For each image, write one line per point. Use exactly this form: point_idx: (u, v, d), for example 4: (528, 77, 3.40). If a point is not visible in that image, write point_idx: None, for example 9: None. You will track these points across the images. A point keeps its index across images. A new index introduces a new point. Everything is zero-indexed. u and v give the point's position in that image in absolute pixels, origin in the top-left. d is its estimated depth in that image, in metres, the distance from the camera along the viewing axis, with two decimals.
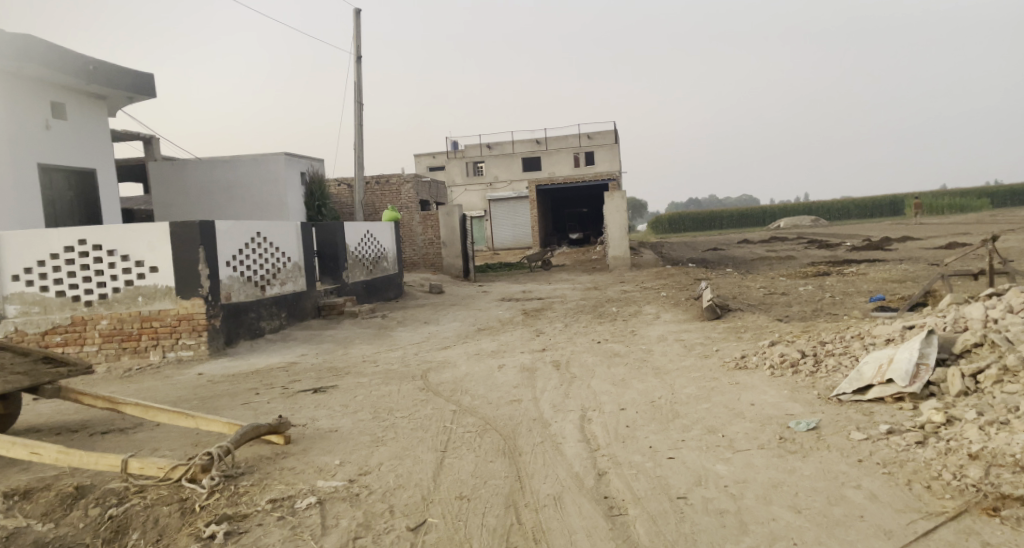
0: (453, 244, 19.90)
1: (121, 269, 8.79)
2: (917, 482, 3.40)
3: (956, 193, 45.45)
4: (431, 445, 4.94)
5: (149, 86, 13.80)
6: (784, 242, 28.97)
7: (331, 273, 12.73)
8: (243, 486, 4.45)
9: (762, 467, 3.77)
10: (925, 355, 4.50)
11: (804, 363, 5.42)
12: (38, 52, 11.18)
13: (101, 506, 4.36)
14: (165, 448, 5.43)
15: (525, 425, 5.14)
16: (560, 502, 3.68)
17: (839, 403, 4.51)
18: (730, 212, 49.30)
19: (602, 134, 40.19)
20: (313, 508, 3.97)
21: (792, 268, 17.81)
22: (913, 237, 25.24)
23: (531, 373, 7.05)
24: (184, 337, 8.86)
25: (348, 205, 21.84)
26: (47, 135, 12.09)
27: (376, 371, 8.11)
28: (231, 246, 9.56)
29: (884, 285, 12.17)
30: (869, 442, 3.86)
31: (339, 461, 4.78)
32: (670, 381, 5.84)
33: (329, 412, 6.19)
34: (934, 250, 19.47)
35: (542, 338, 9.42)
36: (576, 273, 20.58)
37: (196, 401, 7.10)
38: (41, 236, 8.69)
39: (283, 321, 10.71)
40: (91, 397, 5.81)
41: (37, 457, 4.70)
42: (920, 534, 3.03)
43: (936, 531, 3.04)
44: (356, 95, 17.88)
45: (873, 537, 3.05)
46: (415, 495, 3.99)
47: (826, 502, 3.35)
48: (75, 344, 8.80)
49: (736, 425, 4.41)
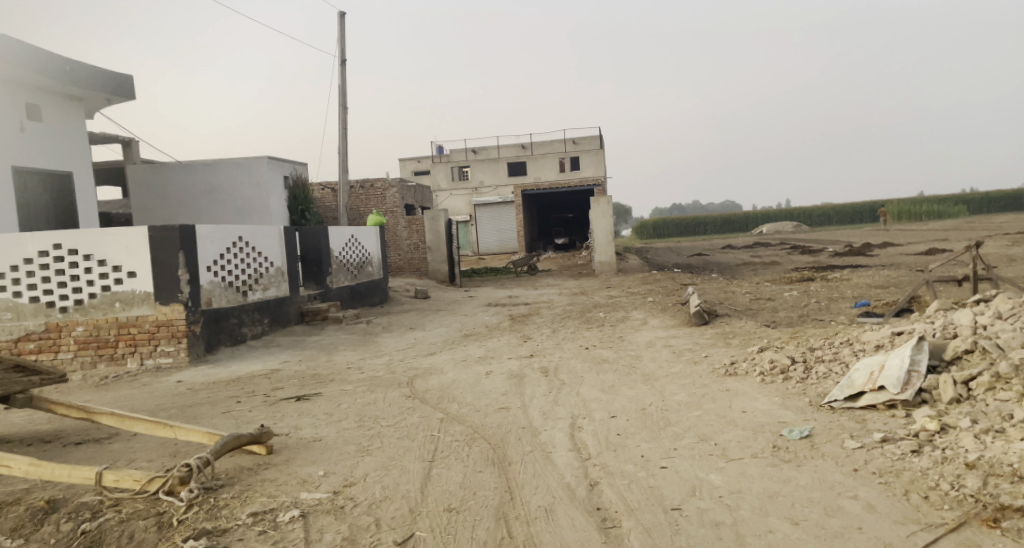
0: (440, 249, 19.91)
1: (98, 274, 8.62)
2: (915, 492, 3.36)
3: (935, 199, 45.98)
4: (418, 454, 4.84)
5: (127, 88, 13.59)
6: (768, 248, 29.17)
7: (314, 278, 12.58)
8: (223, 499, 4.33)
9: (756, 477, 3.71)
10: (917, 362, 4.46)
11: (794, 370, 5.38)
12: (14, 52, 11.00)
13: (74, 521, 4.21)
14: (142, 459, 5.30)
15: (514, 434, 5.06)
16: (552, 514, 3.61)
17: (831, 410, 4.47)
18: (714, 218, 49.61)
19: (587, 139, 40.21)
20: (297, 521, 3.86)
21: (777, 274, 17.88)
22: (894, 243, 25.46)
23: (519, 380, 6.96)
24: (163, 343, 8.69)
25: (333, 209, 21.69)
26: (22, 137, 11.85)
27: (361, 378, 7.99)
28: (213, 250, 9.41)
29: (868, 291, 12.21)
30: (863, 451, 3.81)
31: (324, 472, 4.67)
32: (660, 388, 5.78)
33: (314, 421, 6.07)
34: (915, 256, 19.61)
35: (529, 344, 9.34)
36: (562, 279, 20.51)
37: (175, 410, 6.94)
38: (15, 241, 8.50)
39: (266, 327, 10.56)
40: (65, 406, 5.67)
41: (8, 470, 4.55)
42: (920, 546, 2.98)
43: (937, 543, 2.99)
44: (341, 99, 17.77)
45: None
46: (401, 508, 3.90)
47: (823, 513, 3.29)
48: (50, 351, 8.61)
49: (728, 433, 4.36)
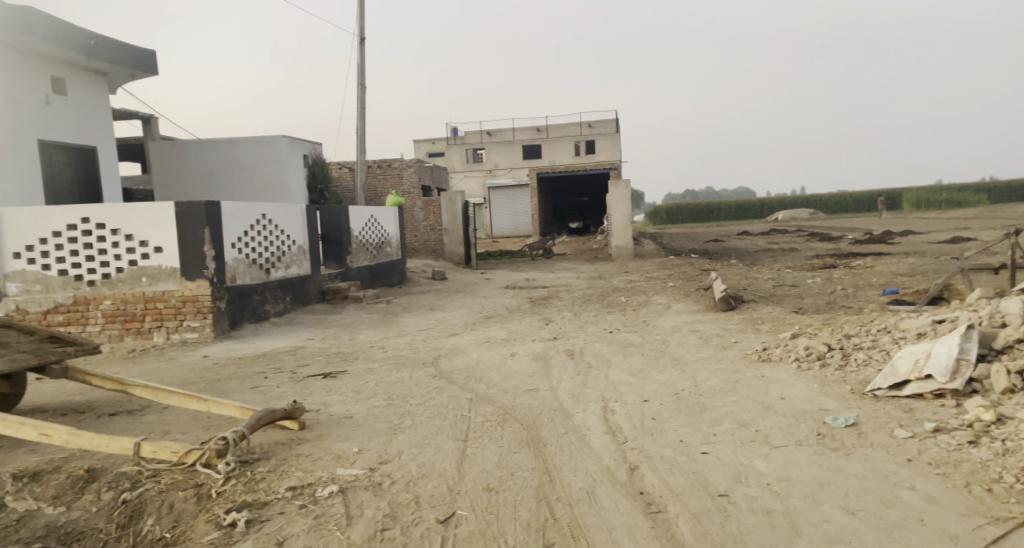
0: (456, 231, 19.75)
1: (125, 249, 8.65)
2: (976, 484, 3.31)
3: (955, 188, 45.41)
4: (450, 433, 4.84)
5: (151, 63, 13.59)
6: (787, 234, 28.98)
7: (334, 257, 12.59)
8: (259, 473, 4.36)
9: (804, 464, 3.68)
10: (965, 351, 4.39)
11: (832, 356, 5.32)
12: (40, 24, 10.98)
13: (114, 490, 4.28)
14: (175, 432, 5.34)
15: (546, 416, 5.03)
16: (594, 497, 3.59)
17: (874, 398, 4.42)
18: (729, 204, 49.32)
19: (603, 122, 39.95)
20: (336, 497, 3.87)
21: (798, 261, 17.73)
22: (915, 231, 25.12)
23: (545, 361, 6.95)
24: (189, 319, 8.74)
25: (349, 189, 21.66)
26: (47, 112, 11.89)
27: (384, 357, 7.99)
28: (237, 227, 9.43)
29: (894, 279, 12.07)
30: (915, 441, 3.77)
31: (358, 449, 4.68)
32: (691, 373, 5.73)
33: (342, 398, 6.08)
34: (938, 245, 19.36)
35: (551, 327, 9.30)
36: (579, 262, 20.43)
37: (203, 384, 6.99)
38: (44, 214, 8.53)
39: (288, 305, 10.59)
40: (99, 377, 5.70)
41: (47, 438, 4.59)
42: (989, 541, 2.94)
43: (1005, 537, 2.95)
44: (360, 78, 17.71)
45: (938, 543, 2.96)
46: (440, 486, 3.90)
47: (880, 504, 3.26)
48: (78, 323, 8.67)
49: (769, 420, 4.31)
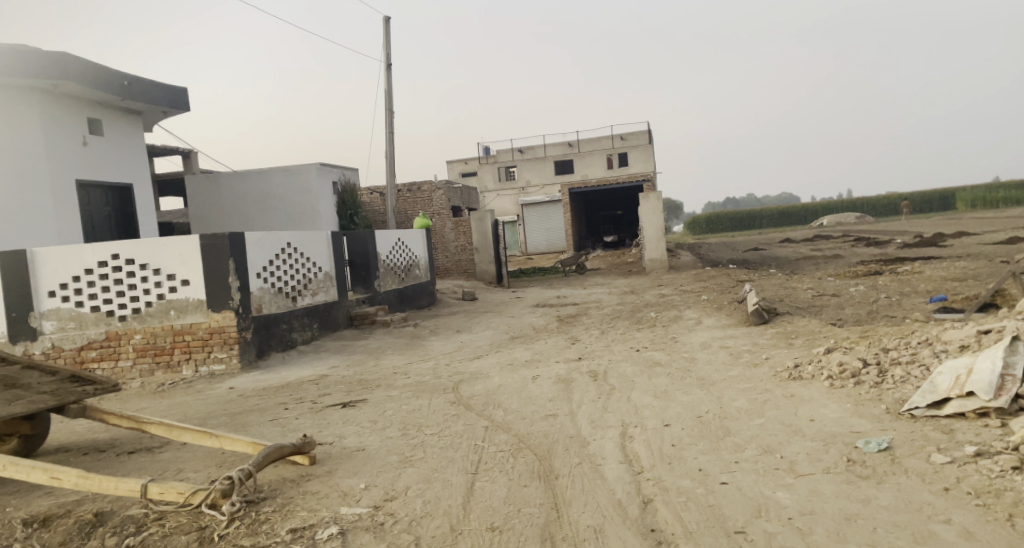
0: (486, 250, 19.56)
1: (153, 283, 8.67)
2: (1019, 517, 2.98)
3: (1008, 184, 43.84)
4: (461, 466, 4.62)
5: (183, 99, 13.81)
6: (832, 240, 28.19)
7: (362, 281, 12.51)
8: (265, 513, 4.21)
9: (830, 495, 3.38)
10: (1011, 364, 4.03)
11: (867, 374, 4.98)
12: (76, 69, 11.23)
13: (118, 535, 4.15)
14: (189, 469, 5.24)
15: (561, 444, 4.80)
16: (602, 535, 3.35)
17: (912, 419, 4.09)
18: (771, 211, 48.38)
19: (636, 134, 39.58)
20: (335, 539, 3.69)
21: (841, 268, 17.14)
22: (967, 233, 24.18)
23: (567, 384, 6.69)
24: (216, 350, 8.69)
25: (380, 213, 21.72)
26: (85, 152, 12.12)
27: (406, 384, 7.82)
28: (262, 257, 9.38)
29: (943, 285, 11.50)
30: (954, 467, 3.43)
31: (365, 485, 4.49)
32: (718, 394, 5.43)
33: (358, 429, 5.92)
34: (994, 246, 18.48)
35: (578, 346, 9.05)
36: (613, 277, 20.08)
37: (223, 417, 6.91)
38: (76, 252, 8.64)
39: (316, 332, 10.53)
40: (115, 417, 5.56)
41: (57, 481, 4.47)
42: None
43: None
44: (387, 103, 17.78)
45: None
46: (444, 525, 3.70)
47: (911, 540, 2.95)
48: (110, 359, 8.71)
49: (795, 444, 4.01)
